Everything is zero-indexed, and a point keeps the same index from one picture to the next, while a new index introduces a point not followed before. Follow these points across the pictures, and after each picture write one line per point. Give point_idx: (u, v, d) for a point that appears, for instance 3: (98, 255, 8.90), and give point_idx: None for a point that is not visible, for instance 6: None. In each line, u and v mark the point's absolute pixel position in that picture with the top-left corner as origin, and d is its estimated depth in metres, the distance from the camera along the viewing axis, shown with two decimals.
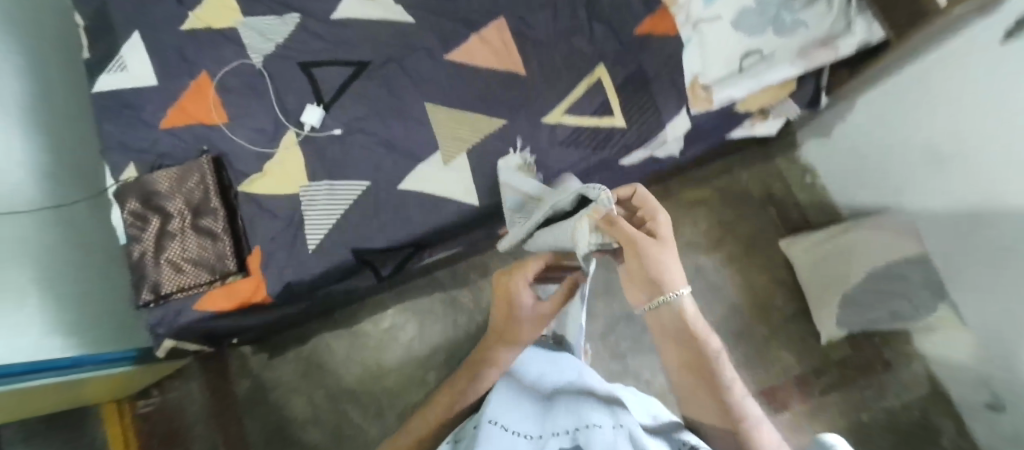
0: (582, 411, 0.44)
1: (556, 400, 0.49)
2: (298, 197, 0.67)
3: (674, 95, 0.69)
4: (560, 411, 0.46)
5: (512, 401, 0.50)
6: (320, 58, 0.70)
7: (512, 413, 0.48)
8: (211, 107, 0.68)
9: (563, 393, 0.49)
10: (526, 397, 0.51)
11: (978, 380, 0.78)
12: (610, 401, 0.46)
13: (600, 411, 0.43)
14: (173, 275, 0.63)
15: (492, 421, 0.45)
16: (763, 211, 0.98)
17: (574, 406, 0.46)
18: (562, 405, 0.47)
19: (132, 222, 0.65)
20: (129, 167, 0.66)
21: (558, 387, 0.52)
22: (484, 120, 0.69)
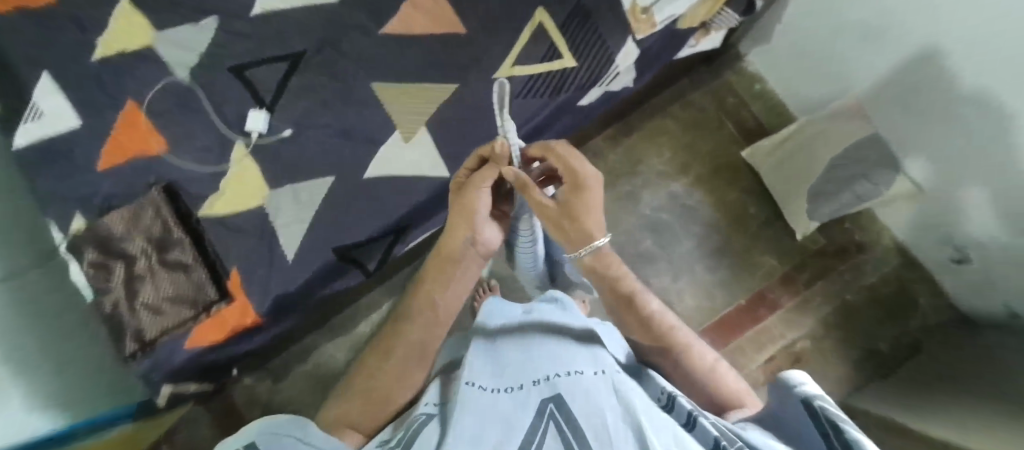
0: (566, 359, 0.39)
1: (535, 348, 0.43)
2: (264, 209, 0.65)
3: (616, 29, 0.70)
4: (541, 360, 0.40)
5: (485, 358, 0.44)
6: (250, 59, 0.67)
7: (487, 368, 0.42)
8: (147, 137, 0.64)
9: (543, 341, 0.45)
10: (502, 348, 0.46)
11: (943, 240, 0.84)
12: (592, 349, 0.42)
13: (583, 360, 0.39)
14: (154, 319, 0.60)
15: (471, 382, 0.39)
16: (722, 127, 1.01)
17: (555, 354, 0.41)
18: (542, 352, 0.42)
19: (94, 273, 0.60)
20: (75, 217, 0.61)
21: (532, 335, 0.47)
22: (434, 88, 0.68)
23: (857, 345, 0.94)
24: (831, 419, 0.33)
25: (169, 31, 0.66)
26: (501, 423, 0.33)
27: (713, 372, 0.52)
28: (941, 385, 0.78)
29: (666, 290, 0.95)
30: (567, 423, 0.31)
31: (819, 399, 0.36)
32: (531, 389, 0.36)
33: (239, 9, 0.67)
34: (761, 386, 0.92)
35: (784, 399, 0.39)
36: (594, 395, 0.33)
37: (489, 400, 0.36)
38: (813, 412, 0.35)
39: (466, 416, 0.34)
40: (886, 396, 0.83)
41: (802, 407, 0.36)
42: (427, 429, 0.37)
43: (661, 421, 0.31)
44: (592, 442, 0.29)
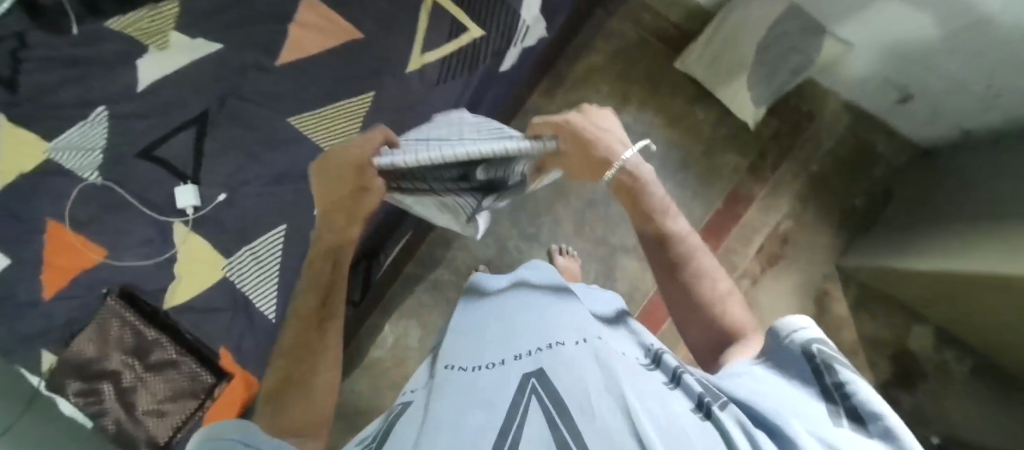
0: (546, 327, 0.37)
1: (515, 316, 0.41)
2: (228, 280, 0.62)
3: None
4: (522, 331, 0.37)
5: (463, 339, 0.41)
6: (154, 137, 0.63)
7: (469, 344, 0.39)
8: (81, 251, 0.60)
9: (522, 304, 0.43)
10: (482, 321, 0.43)
11: (883, 85, 0.86)
12: (574, 310, 0.40)
13: (566, 326, 0.36)
14: (160, 421, 0.60)
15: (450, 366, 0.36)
16: (647, 45, 1.00)
17: (536, 321, 0.38)
18: (522, 321, 0.39)
19: (84, 398, 0.59)
20: (43, 353, 0.59)
21: (509, 302, 0.44)
22: (352, 103, 0.66)
23: (835, 208, 0.97)
24: (825, 368, 0.30)
25: (62, 137, 0.61)
26: (482, 398, 0.30)
27: (721, 304, 0.47)
28: (922, 219, 0.83)
29: None
30: (549, 397, 0.28)
31: (817, 342, 0.32)
32: (513, 363, 0.33)
33: (125, 88, 0.62)
34: (760, 277, 0.95)
35: (785, 351, 0.33)
36: (577, 367, 0.30)
37: (469, 380, 0.33)
38: (814, 369, 0.31)
39: (445, 400, 0.30)
40: (878, 243, 0.90)
41: (798, 355, 0.32)
42: (404, 415, 0.33)
43: (643, 387, 0.29)
44: (575, 413, 0.26)
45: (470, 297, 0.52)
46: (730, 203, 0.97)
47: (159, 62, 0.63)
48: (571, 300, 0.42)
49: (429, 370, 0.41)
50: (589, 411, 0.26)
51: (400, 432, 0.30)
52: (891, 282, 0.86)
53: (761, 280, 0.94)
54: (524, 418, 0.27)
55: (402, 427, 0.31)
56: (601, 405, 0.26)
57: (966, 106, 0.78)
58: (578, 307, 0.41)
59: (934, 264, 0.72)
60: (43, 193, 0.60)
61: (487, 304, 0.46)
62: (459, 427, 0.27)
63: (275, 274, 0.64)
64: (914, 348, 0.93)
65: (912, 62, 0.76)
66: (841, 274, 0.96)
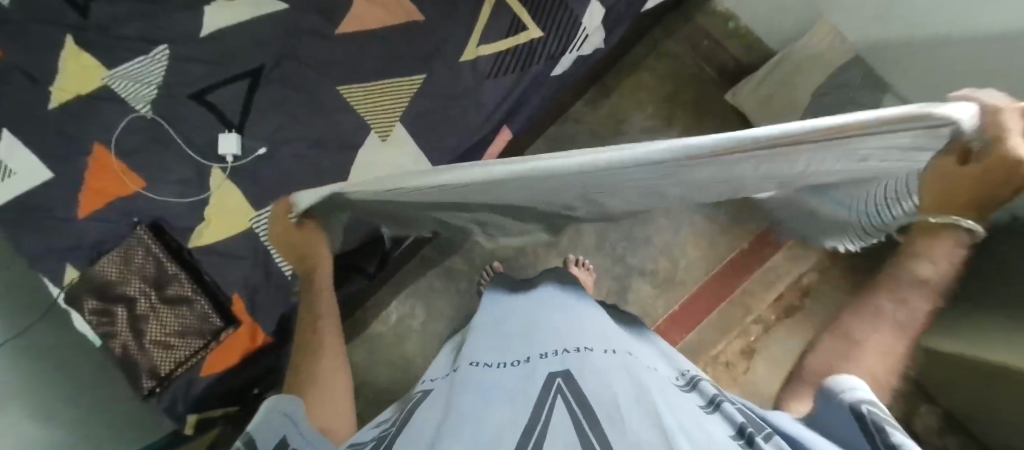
0: (573, 335, 0.38)
1: (542, 321, 0.42)
2: (254, 232, 0.64)
3: None
4: (548, 336, 0.38)
5: (486, 333, 0.43)
6: (209, 83, 0.65)
7: (491, 344, 0.41)
8: (120, 178, 0.62)
9: (548, 306, 0.45)
10: (506, 321, 0.45)
11: None
12: (601, 325, 0.41)
13: (593, 338, 0.37)
14: (165, 354, 0.61)
15: (474, 362, 0.37)
16: (700, 72, 1.00)
17: (563, 330, 0.39)
18: (548, 327, 0.40)
19: (99, 320, 0.61)
20: (67, 267, 0.61)
21: (540, 303, 0.46)
22: (402, 82, 0.67)
23: (864, 270, 0.94)
24: (878, 430, 0.27)
25: (123, 67, 0.64)
26: (506, 394, 0.30)
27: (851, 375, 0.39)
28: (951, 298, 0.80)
29: (667, 246, 0.95)
30: (574, 396, 0.28)
31: (867, 402, 0.28)
32: (539, 363, 0.34)
33: (190, 32, 0.65)
34: (773, 324, 0.93)
35: (828, 408, 0.31)
36: (605, 374, 0.31)
37: (494, 377, 0.34)
38: (864, 432, 0.27)
39: (471, 393, 0.31)
40: None
41: (845, 412, 0.29)
42: (426, 403, 0.34)
43: (671, 398, 0.30)
44: (600, 413, 0.26)
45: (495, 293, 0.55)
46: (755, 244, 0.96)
47: (227, 12, 0.66)
48: (598, 311, 0.44)
49: (451, 363, 0.42)
50: (616, 417, 0.26)
51: (424, 418, 0.31)
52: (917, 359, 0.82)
53: (774, 328, 0.93)
54: (548, 412, 0.27)
55: (424, 413, 0.31)
56: (630, 412, 0.26)
57: None
58: (600, 317, 0.43)
59: None
60: (98, 119, 0.63)
61: (514, 302, 0.49)
62: (482, 416, 0.28)
63: None
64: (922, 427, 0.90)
65: None
66: None
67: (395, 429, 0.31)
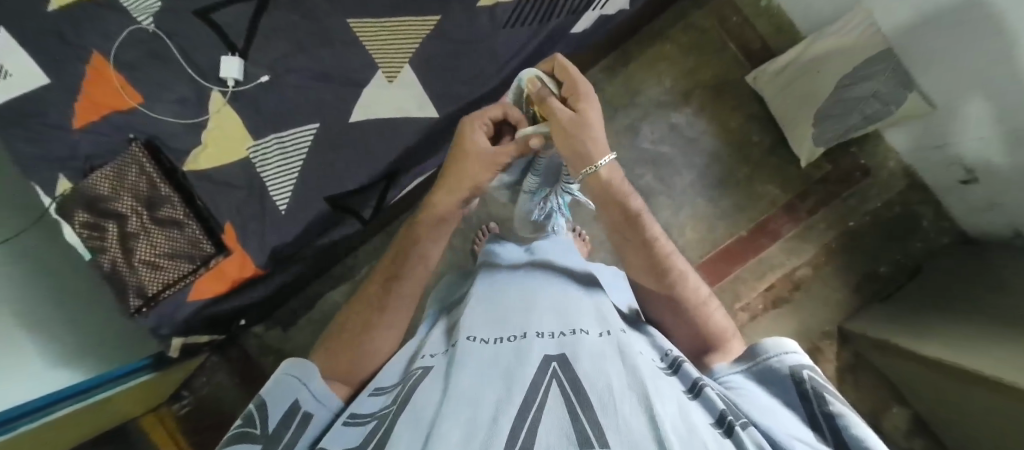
0: (569, 315, 0.38)
1: (537, 298, 0.42)
2: (249, 161, 0.63)
3: None
4: (543, 312, 0.39)
5: (481, 301, 0.43)
6: (216, 0, 0.63)
7: (483, 315, 0.41)
8: (117, 90, 0.61)
9: (549, 283, 0.45)
10: (503, 291, 0.44)
11: (952, 161, 0.81)
12: (599, 307, 0.41)
13: (588, 320, 0.38)
14: (154, 275, 0.60)
15: (470, 337, 0.37)
16: (724, 50, 0.97)
17: (559, 309, 0.39)
18: (545, 303, 0.41)
19: (90, 233, 0.59)
20: (60, 178, 0.60)
21: (538, 277, 0.46)
22: (415, 22, 0.65)
23: (857, 270, 0.94)
24: (814, 394, 0.31)
25: None
26: (502, 374, 0.31)
27: (701, 309, 0.44)
28: (940, 304, 0.80)
29: (666, 225, 0.95)
30: (569, 382, 0.29)
31: (807, 368, 0.32)
32: (536, 342, 0.34)
33: None
34: (759, 314, 0.93)
35: (766, 370, 0.34)
36: (599, 359, 0.31)
37: (491, 355, 0.34)
38: (801, 394, 0.31)
39: (467, 370, 0.32)
40: (883, 319, 0.86)
41: (787, 375, 0.32)
42: (425, 379, 0.34)
43: (664, 388, 0.30)
44: (596, 405, 0.27)
45: (489, 266, 0.53)
46: (753, 232, 0.95)
47: None
48: (599, 294, 0.44)
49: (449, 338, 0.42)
50: (610, 406, 0.26)
51: (425, 395, 0.31)
52: (886, 357, 0.82)
53: (761, 317, 0.93)
54: (543, 400, 0.28)
55: (421, 393, 0.32)
56: (623, 403, 0.27)
57: None
58: (597, 298, 0.43)
59: (930, 351, 0.70)
60: (97, 25, 0.60)
61: (508, 272, 0.48)
62: (478, 400, 0.29)
63: (297, 169, 0.64)
64: (891, 426, 0.89)
65: (994, 144, 0.70)
66: (840, 337, 0.92)
67: (401, 404, 0.32)
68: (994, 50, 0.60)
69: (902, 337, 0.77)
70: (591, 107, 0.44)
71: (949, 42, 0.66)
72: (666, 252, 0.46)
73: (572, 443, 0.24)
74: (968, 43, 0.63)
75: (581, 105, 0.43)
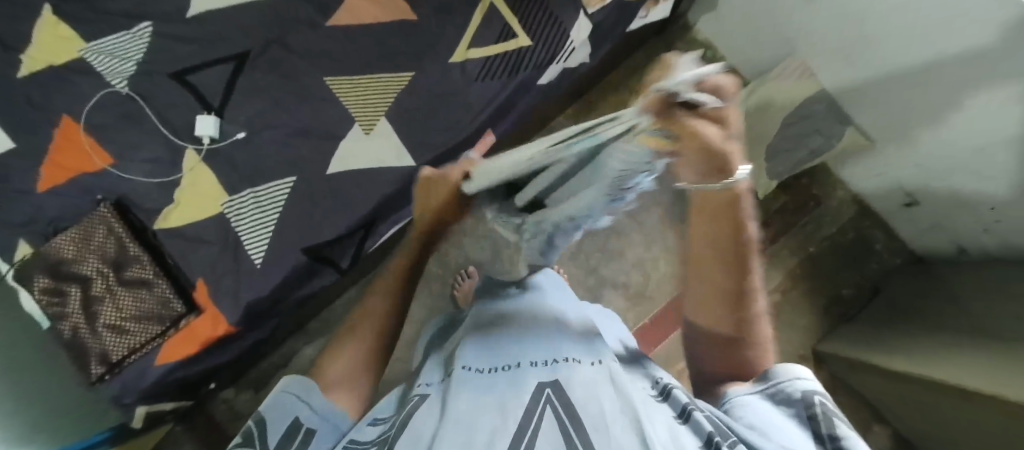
0: (562, 343, 0.39)
1: (528, 325, 0.42)
2: (223, 216, 0.63)
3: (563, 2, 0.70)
4: (536, 340, 0.39)
5: (480, 331, 0.43)
6: (192, 63, 0.64)
7: (479, 345, 0.40)
8: (86, 151, 0.60)
9: (538, 307, 0.45)
10: (496, 319, 0.44)
11: (893, 187, 0.88)
12: (590, 331, 0.41)
13: (580, 348, 0.38)
14: (117, 338, 0.58)
15: (467, 366, 0.37)
16: None
17: (552, 336, 0.40)
18: (539, 329, 0.41)
19: (52, 300, 0.58)
20: (21, 244, 0.59)
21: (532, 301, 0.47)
22: (389, 77, 0.68)
23: (823, 294, 0.99)
24: (823, 418, 0.30)
25: (101, 42, 0.62)
26: (497, 400, 0.31)
27: (759, 345, 0.39)
28: (904, 321, 0.84)
29: (640, 261, 0.98)
30: (564, 409, 0.29)
31: (819, 394, 0.32)
32: (529, 370, 0.34)
33: (176, 10, 0.63)
34: None
35: (778, 390, 0.33)
36: (592, 385, 0.32)
37: (487, 381, 0.34)
38: (808, 416, 0.31)
39: (466, 397, 0.32)
40: (853, 339, 0.89)
41: (796, 399, 0.32)
42: (423, 405, 0.34)
43: (655, 414, 0.30)
44: (590, 432, 0.27)
45: (481, 300, 0.52)
46: None
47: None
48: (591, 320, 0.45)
49: (446, 366, 0.41)
50: (603, 430, 0.27)
51: (419, 425, 0.31)
52: (860, 376, 0.84)
53: None
54: (537, 424, 0.28)
55: (419, 420, 0.32)
56: (617, 430, 0.27)
57: (968, 227, 0.79)
58: (588, 322, 0.44)
59: (898, 365, 0.73)
60: (68, 90, 0.61)
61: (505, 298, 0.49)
62: (473, 427, 0.29)
63: (273, 222, 0.64)
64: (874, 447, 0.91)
65: (929, 170, 0.76)
66: (813, 360, 0.95)
67: (394, 434, 0.31)
68: (931, 86, 0.66)
69: (872, 355, 0.80)
70: (711, 125, 0.24)
71: (892, 77, 0.71)
72: (752, 287, 0.38)
73: None
74: (906, 81, 0.69)
75: (690, 128, 0.24)
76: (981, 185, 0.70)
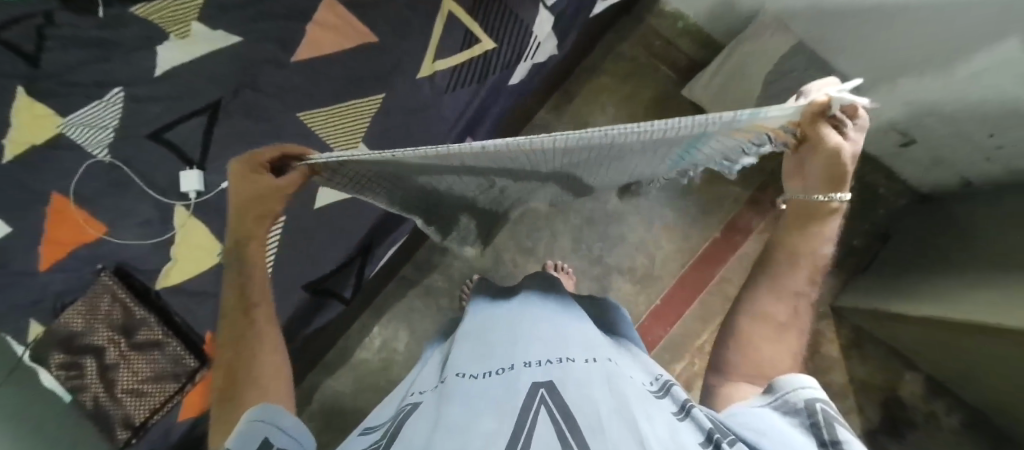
0: (555, 344, 0.38)
1: (522, 329, 0.42)
2: (221, 266, 0.63)
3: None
4: (530, 344, 0.39)
5: (470, 340, 0.43)
6: (166, 120, 0.64)
7: (471, 353, 0.40)
8: (80, 224, 0.61)
9: (531, 311, 0.45)
10: (490, 324, 0.44)
11: (887, 128, 0.85)
12: (585, 336, 0.41)
13: (574, 348, 0.38)
14: (137, 402, 0.60)
15: (460, 373, 0.36)
16: (656, 71, 1.03)
17: (546, 339, 0.39)
18: (531, 335, 0.40)
19: (67, 375, 0.59)
20: (30, 324, 0.59)
21: (520, 307, 0.47)
22: (361, 102, 0.68)
23: (835, 248, 0.97)
24: (825, 425, 0.30)
25: (77, 114, 0.62)
26: (492, 404, 0.31)
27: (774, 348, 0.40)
28: (920, 264, 0.82)
29: (643, 243, 0.97)
30: (559, 408, 0.29)
31: (821, 401, 0.31)
32: (523, 371, 0.34)
33: (144, 71, 0.64)
34: None
35: (782, 401, 0.32)
36: (587, 384, 0.31)
37: (479, 387, 0.33)
38: (811, 424, 0.30)
39: (459, 402, 0.31)
40: (871, 289, 0.88)
41: (801, 408, 0.31)
42: (415, 415, 0.34)
43: (652, 411, 0.30)
44: (584, 427, 0.27)
45: (480, 296, 0.53)
46: (727, 233, 0.98)
47: (176, 49, 0.65)
48: (584, 321, 0.46)
49: (439, 374, 0.41)
50: (598, 429, 0.27)
51: (411, 435, 0.30)
52: (884, 325, 0.83)
53: None
54: (532, 426, 0.27)
55: (413, 430, 0.31)
56: (612, 428, 0.27)
57: (970, 158, 0.77)
58: (583, 325, 0.44)
59: (924, 308, 0.71)
60: (50, 167, 0.61)
61: (497, 303, 0.49)
62: (467, 430, 0.28)
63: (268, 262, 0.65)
64: (908, 393, 0.91)
65: (919, 107, 0.74)
66: (835, 315, 0.94)
67: (387, 444, 0.31)
68: (906, 27, 0.64)
69: (891, 302, 0.79)
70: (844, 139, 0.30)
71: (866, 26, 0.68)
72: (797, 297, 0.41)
73: None
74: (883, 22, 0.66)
75: (828, 143, 0.29)
76: (981, 111, 0.67)
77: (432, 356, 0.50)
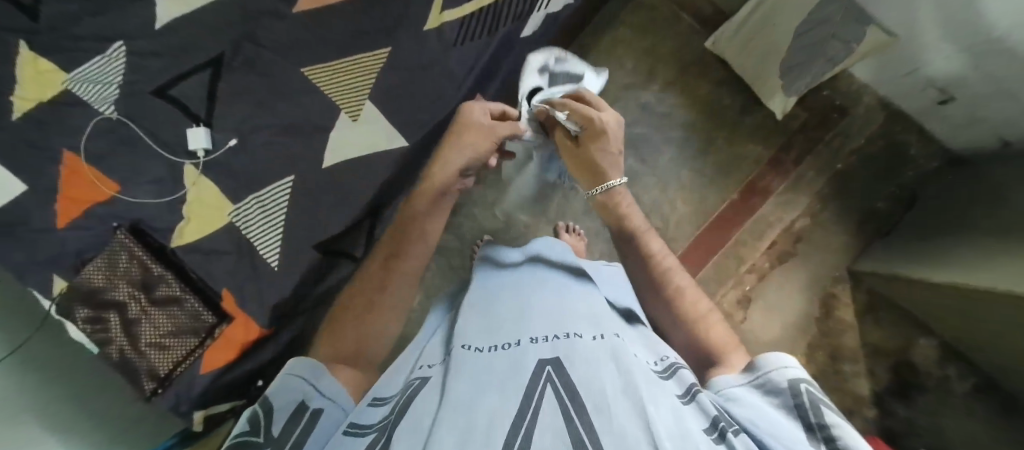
0: (561, 317, 0.38)
1: (529, 302, 0.41)
2: (234, 226, 0.64)
3: None
4: (536, 318, 0.38)
5: (478, 311, 0.43)
6: (164, 78, 0.62)
7: (475, 327, 0.40)
8: (93, 183, 0.61)
9: (538, 284, 0.45)
10: (496, 297, 0.44)
11: (924, 84, 0.80)
12: (591, 308, 0.41)
13: (580, 322, 0.38)
14: (161, 355, 0.62)
15: (465, 346, 0.37)
16: (678, 21, 0.97)
17: (553, 312, 0.39)
18: (537, 308, 0.40)
19: (92, 328, 0.61)
20: (54, 279, 0.60)
21: (526, 280, 0.46)
22: (367, 57, 0.66)
23: (856, 211, 0.94)
24: (812, 406, 0.31)
25: (81, 69, 0.59)
26: (499, 381, 0.31)
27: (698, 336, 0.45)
28: (945, 229, 0.79)
29: (658, 205, 0.95)
30: (565, 387, 0.29)
31: (805, 381, 0.33)
32: (528, 347, 0.34)
33: (142, 24, 0.60)
34: (767, 272, 0.93)
35: (764, 376, 0.34)
36: (593, 362, 0.31)
37: (485, 363, 0.33)
38: (796, 406, 0.32)
39: (465, 379, 0.31)
40: (891, 255, 0.86)
41: (785, 389, 0.33)
42: (424, 389, 0.34)
43: (658, 393, 0.29)
44: (591, 409, 0.27)
45: (484, 270, 0.53)
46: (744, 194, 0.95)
47: None
48: (590, 290, 0.45)
49: (445, 347, 0.42)
50: (604, 410, 0.26)
51: (419, 408, 0.31)
52: (900, 290, 0.82)
53: (769, 276, 0.93)
54: (538, 405, 0.27)
55: (421, 403, 0.31)
56: (618, 410, 0.27)
57: (1012, 116, 0.72)
58: (588, 297, 0.44)
59: (937, 277, 0.70)
60: (48, 126, 0.58)
61: (503, 274, 0.49)
62: (474, 406, 0.28)
63: (279, 223, 0.66)
64: (921, 356, 0.91)
65: (963, 60, 0.69)
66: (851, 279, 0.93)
67: (395, 418, 0.31)
68: None
69: (910, 268, 0.77)
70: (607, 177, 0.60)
71: None
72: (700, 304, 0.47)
73: (567, 447, 0.24)
74: None
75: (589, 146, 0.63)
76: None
77: (438, 325, 0.50)
